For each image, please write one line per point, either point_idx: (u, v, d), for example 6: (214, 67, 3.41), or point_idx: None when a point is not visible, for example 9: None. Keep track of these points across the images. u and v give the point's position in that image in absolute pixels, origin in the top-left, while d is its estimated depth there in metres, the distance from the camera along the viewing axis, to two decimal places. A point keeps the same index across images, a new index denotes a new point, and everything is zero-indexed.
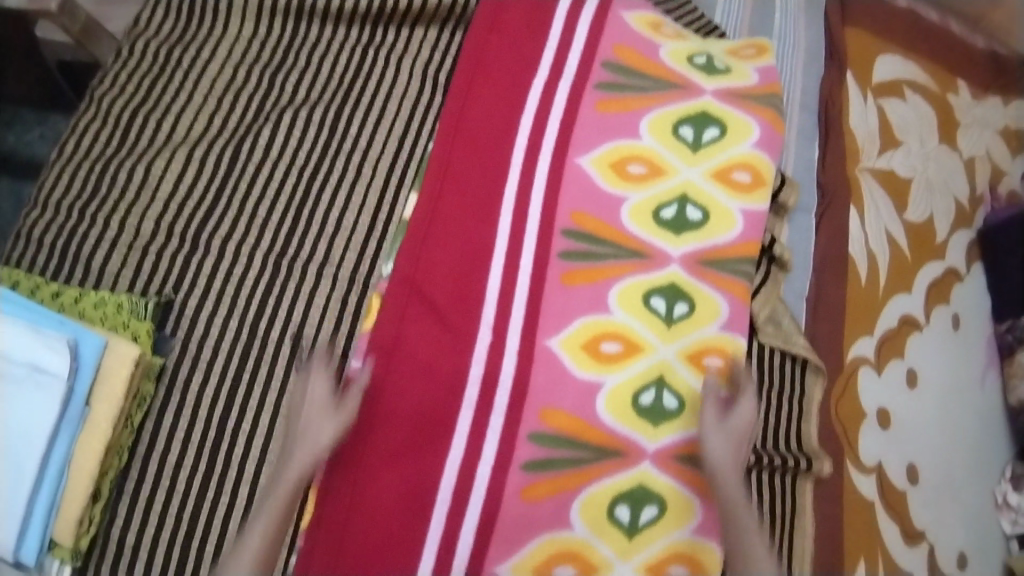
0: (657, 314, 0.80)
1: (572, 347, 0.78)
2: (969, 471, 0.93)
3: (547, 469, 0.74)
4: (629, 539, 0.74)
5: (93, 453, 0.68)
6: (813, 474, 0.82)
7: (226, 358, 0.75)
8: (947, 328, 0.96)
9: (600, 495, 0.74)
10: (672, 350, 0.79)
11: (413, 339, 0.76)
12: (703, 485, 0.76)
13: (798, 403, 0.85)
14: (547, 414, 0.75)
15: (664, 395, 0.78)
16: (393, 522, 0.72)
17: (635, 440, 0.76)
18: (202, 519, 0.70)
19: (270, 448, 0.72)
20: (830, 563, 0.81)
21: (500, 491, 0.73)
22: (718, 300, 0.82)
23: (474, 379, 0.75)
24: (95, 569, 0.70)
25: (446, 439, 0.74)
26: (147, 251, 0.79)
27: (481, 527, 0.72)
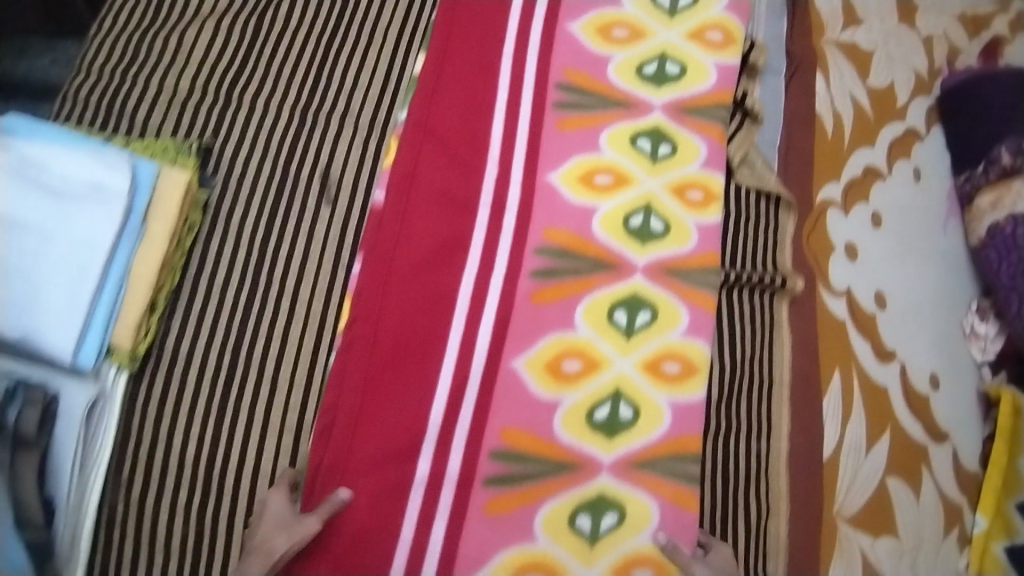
0: (643, 152, 0.90)
1: (570, 179, 0.88)
2: (935, 303, 1.02)
3: (551, 277, 0.84)
4: (627, 338, 0.84)
5: (153, 263, 0.77)
6: (788, 293, 0.92)
7: (264, 191, 0.84)
8: (909, 178, 1.06)
9: (600, 300, 0.84)
10: (657, 182, 0.90)
11: (429, 172, 0.85)
12: (688, 293, 0.86)
13: (774, 234, 0.94)
14: (549, 231, 0.85)
15: (651, 219, 0.88)
16: (417, 326, 0.81)
17: (626, 256, 0.86)
18: (250, 327, 0.80)
19: (306, 267, 0.82)
20: (808, 369, 0.91)
21: (512, 296, 0.83)
22: (699, 142, 0.92)
23: (485, 204, 0.85)
24: (151, 373, 0.78)
25: (461, 255, 0.83)
26: (186, 106, 0.88)
27: (497, 327, 0.82)
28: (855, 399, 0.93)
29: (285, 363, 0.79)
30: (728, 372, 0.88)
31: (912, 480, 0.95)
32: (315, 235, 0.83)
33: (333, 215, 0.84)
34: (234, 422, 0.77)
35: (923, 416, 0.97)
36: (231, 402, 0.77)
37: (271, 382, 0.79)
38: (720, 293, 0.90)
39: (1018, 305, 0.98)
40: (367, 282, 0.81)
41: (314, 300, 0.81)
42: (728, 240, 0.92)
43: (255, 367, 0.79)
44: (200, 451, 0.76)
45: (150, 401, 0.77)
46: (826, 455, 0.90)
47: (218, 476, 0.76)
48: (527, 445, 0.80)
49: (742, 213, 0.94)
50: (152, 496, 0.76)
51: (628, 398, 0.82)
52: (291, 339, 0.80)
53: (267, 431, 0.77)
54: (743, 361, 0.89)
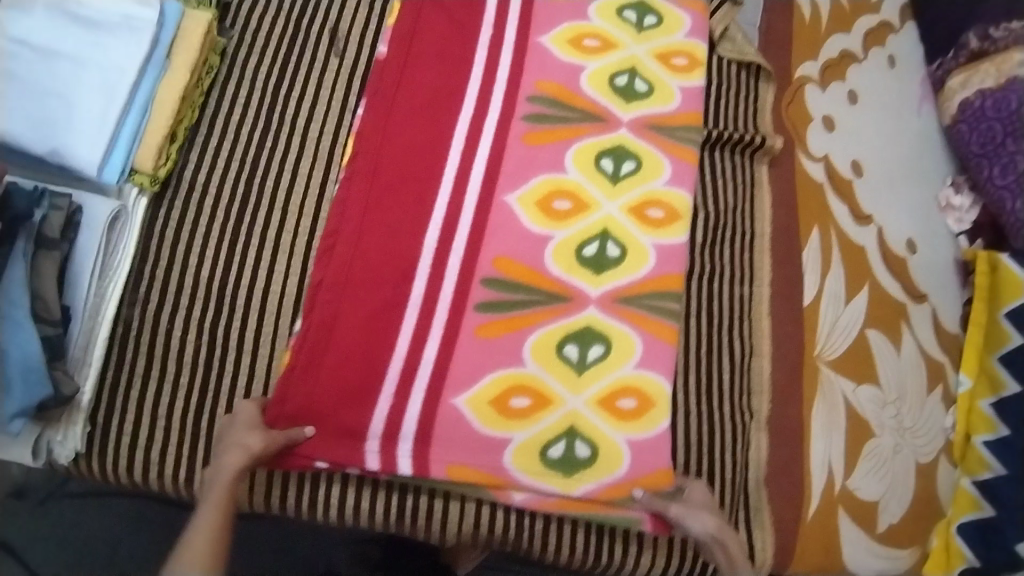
0: (629, 22, 0.98)
1: (559, 42, 0.94)
2: (911, 176, 1.07)
3: (542, 125, 0.90)
4: (613, 184, 0.90)
5: (174, 94, 0.85)
6: (768, 154, 0.99)
7: (276, 44, 0.93)
8: (884, 64, 1.12)
9: (588, 148, 0.90)
10: (642, 48, 0.96)
11: (428, 29, 0.92)
12: (670, 147, 0.93)
13: (753, 103, 1.01)
14: (541, 85, 0.92)
15: (636, 80, 0.95)
16: (413, 160, 0.87)
17: (611, 111, 0.92)
18: (265, 160, 0.88)
19: (315, 109, 0.91)
20: (786, 223, 0.97)
21: (505, 140, 0.89)
22: (682, 16, 1.00)
23: (480, 61, 0.92)
24: (171, 196, 0.86)
25: (457, 101, 0.90)
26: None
27: (490, 165, 0.88)
28: (833, 254, 0.98)
29: (294, 193, 0.87)
30: (711, 222, 0.94)
31: (892, 333, 0.99)
32: (324, 82, 0.92)
33: (341, 64, 0.93)
34: (248, 241, 0.85)
35: (901, 275, 1.02)
36: (246, 224, 0.86)
37: (282, 208, 0.87)
38: (702, 151, 0.96)
39: (989, 171, 1.04)
40: (369, 121, 0.88)
41: (322, 137, 0.90)
42: (710, 104, 0.98)
43: (268, 194, 0.87)
44: (215, 267, 0.84)
45: (168, 222, 0.85)
46: (807, 301, 0.95)
47: (231, 285, 0.84)
48: (519, 274, 0.85)
49: (723, 82, 1.00)
50: (168, 303, 0.83)
51: (615, 238, 0.88)
52: (302, 172, 0.88)
53: (279, 252, 0.85)
54: (724, 212, 0.95)
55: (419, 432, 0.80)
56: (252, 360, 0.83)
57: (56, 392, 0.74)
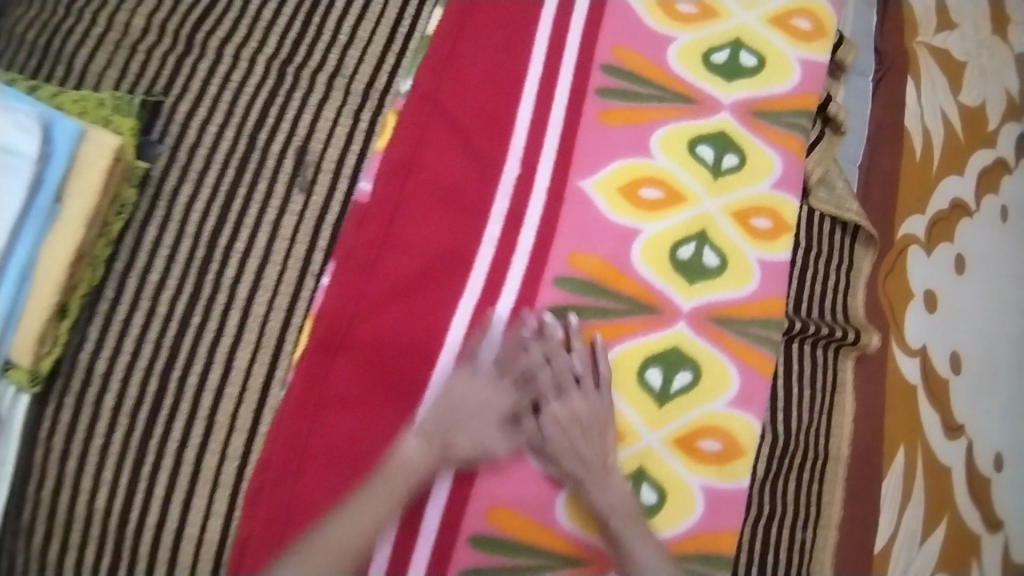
0: (704, 163, 0.73)
1: (607, 189, 0.70)
2: (1011, 370, 0.87)
3: (572, 317, 0.66)
4: (659, 406, 0.68)
5: (63, 258, 0.58)
6: (859, 349, 0.77)
7: (221, 167, 0.65)
8: (996, 218, 0.90)
9: (632, 353, 0.68)
10: (716, 204, 0.72)
11: (429, 165, 0.68)
12: (740, 350, 0.70)
13: (847, 275, 0.78)
14: (575, 258, 0.68)
15: (704, 251, 0.71)
16: (395, 359, 0.63)
17: (669, 297, 0.69)
18: (188, 345, 0.61)
19: (266, 273, 0.63)
20: (868, 446, 0.77)
21: (518, 338, 0.65)
22: (773, 157, 0.75)
23: (496, 215, 0.67)
24: (60, 399, 0.60)
25: (461, 280, 0.65)
26: (133, 43, 0.69)
27: (496, 373, 0.65)
28: (916, 482, 0.78)
29: (227, 401, 0.61)
30: (780, 449, 0.72)
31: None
32: (282, 228, 0.65)
33: (306, 204, 0.65)
34: (155, 469, 0.60)
35: (981, 501, 0.84)
36: (155, 443, 0.60)
37: (207, 421, 0.60)
38: (784, 343, 0.74)
39: None
40: (338, 300, 0.63)
41: (271, 316, 0.63)
42: (794, 281, 0.75)
43: (189, 400, 0.61)
44: (112, 507, 0.59)
45: (57, 436, 0.60)
46: (878, 548, 0.76)
47: (132, 536, 0.59)
48: (522, 530, 0.64)
49: (812, 244, 0.77)
50: (53, 551, 0.59)
51: (652, 480, 0.67)
52: (239, 365, 0.61)
53: (198, 483, 0.60)
54: (797, 435, 0.74)
55: None
56: None
57: None
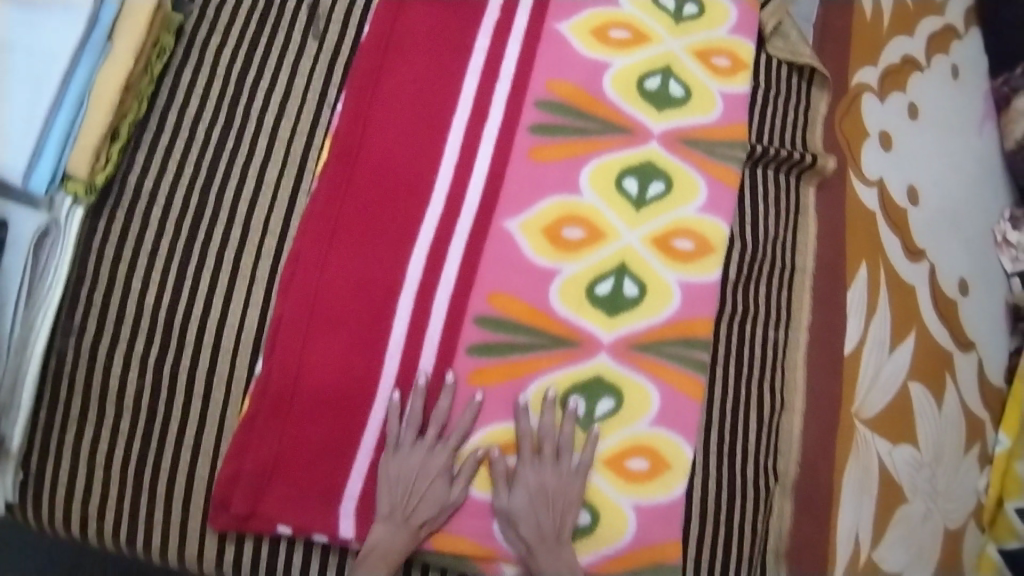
0: (666, 11, 0.83)
1: (582, 31, 0.81)
2: (970, 206, 0.95)
3: (554, 134, 0.77)
4: (636, 210, 0.76)
5: (117, 82, 0.69)
6: (817, 175, 0.85)
7: (244, 21, 0.78)
8: (947, 74, 0.99)
9: (610, 165, 0.77)
10: (679, 43, 0.82)
11: (418, 16, 0.79)
12: (706, 165, 0.79)
13: (804, 113, 0.87)
14: (553, 85, 0.78)
15: (670, 83, 0.81)
16: (399, 171, 0.74)
17: (640, 120, 0.79)
18: (225, 161, 0.73)
19: (290, 104, 0.75)
20: (832, 260, 0.85)
21: (509, 148, 0.76)
22: (728, 6, 0.85)
23: (480, 51, 0.79)
24: (112, 206, 0.71)
25: (452, 103, 0.76)
26: None
27: (489, 183, 0.75)
28: (881, 295, 0.86)
29: (261, 205, 0.72)
30: (748, 258, 0.81)
31: (936, 387, 0.88)
32: (300, 69, 0.77)
33: (321, 47, 0.78)
34: (199, 266, 0.70)
35: (949, 322, 0.90)
36: (198, 243, 0.70)
37: (243, 226, 0.71)
38: (745, 168, 0.83)
39: None
40: (347, 117, 0.74)
41: (295, 138, 0.74)
42: (754, 116, 0.84)
43: (227, 204, 0.71)
44: (160, 298, 0.69)
45: (108, 241, 0.70)
46: (847, 351, 0.83)
47: (180, 322, 0.69)
48: (519, 312, 0.72)
49: (771, 85, 0.86)
50: (105, 339, 0.68)
51: (634, 275, 0.75)
52: (268, 179, 0.73)
53: (237, 277, 0.70)
54: (764, 246, 0.82)
55: (402, 499, 0.68)
56: (203, 406, 0.68)
57: None
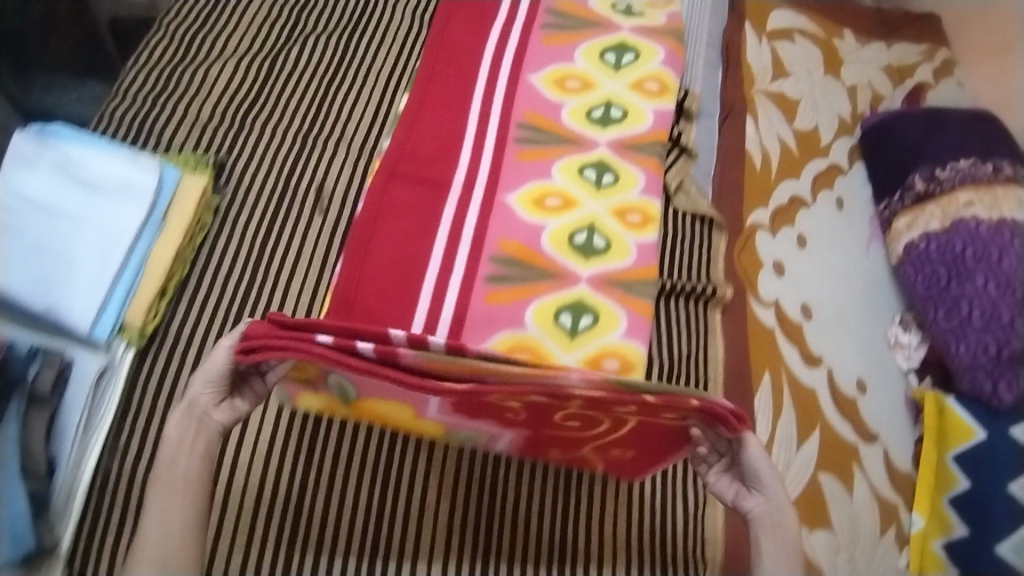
0: (589, 180, 1.04)
1: (523, 200, 1.02)
2: (861, 315, 1.13)
3: (502, 282, 0.96)
4: (571, 339, 0.94)
5: (167, 253, 0.92)
6: (720, 302, 1.05)
7: (265, 203, 1.01)
8: (833, 207, 1.20)
9: (548, 304, 0.96)
10: (600, 206, 1.03)
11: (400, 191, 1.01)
12: (626, 301, 0.98)
13: (708, 251, 1.08)
14: (502, 243, 0.99)
15: (593, 237, 1.01)
16: (384, 316, 0.93)
17: (570, 268, 0.99)
18: (246, 312, 0.94)
19: (299, 265, 0.98)
20: (740, 371, 1.02)
21: (469, 296, 0.95)
22: (638, 174, 1.07)
23: (446, 219, 1.00)
24: (156, 349, 0.91)
25: (424, 263, 0.97)
26: (206, 128, 1.05)
27: (454, 325, 0.94)
28: (785, 399, 1.03)
29: None
30: (667, 367, 0.99)
31: (844, 475, 1.03)
32: (307, 239, 1.00)
33: (324, 221, 1.01)
34: None
35: (850, 416, 1.07)
36: None
37: None
38: (658, 301, 1.02)
39: (934, 313, 1.08)
40: (345, 275, 0.95)
41: (302, 292, 0.96)
42: (664, 256, 1.05)
43: None
44: None
45: (151, 376, 0.90)
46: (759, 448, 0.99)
47: None
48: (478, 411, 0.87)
49: (675, 231, 1.08)
50: (146, 453, 0.87)
51: None
52: None
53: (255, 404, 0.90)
54: (678, 358, 1.00)
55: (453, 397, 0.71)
56: (223, 510, 0.85)
57: (37, 544, 0.78)
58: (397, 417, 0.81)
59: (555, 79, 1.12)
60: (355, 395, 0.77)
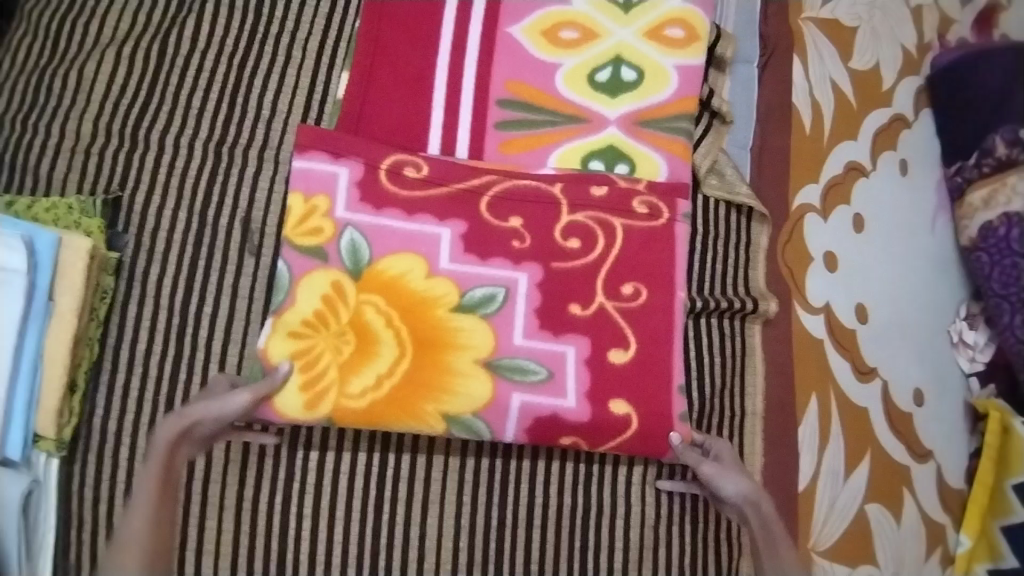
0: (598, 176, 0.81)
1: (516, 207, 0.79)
2: (920, 311, 0.96)
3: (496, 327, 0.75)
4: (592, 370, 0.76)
5: (64, 345, 0.69)
6: (761, 315, 0.87)
7: (181, 246, 0.76)
8: (896, 172, 0.98)
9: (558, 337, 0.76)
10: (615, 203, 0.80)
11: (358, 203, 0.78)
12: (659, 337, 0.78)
13: (745, 250, 0.89)
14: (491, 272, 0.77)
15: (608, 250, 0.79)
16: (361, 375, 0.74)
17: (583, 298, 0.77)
18: (180, 397, 0.73)
19: (234, 328, 0.75)
20: (783, 398, 0.86)
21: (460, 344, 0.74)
22: (659, 161, 0.83)
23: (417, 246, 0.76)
24: (82, 458, 0.72)
25: None
26: (90, 153, 0.79)
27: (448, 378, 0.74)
28: (833, 425, 0.88)
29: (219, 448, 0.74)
30: (697, 409, 0.82)
31: (895, 503, 0.91)
32: (240, 290, 0.76)
33: (258, 265, 0.77)
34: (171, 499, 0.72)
35: (906, 436, 0.92)
36: None
37: None
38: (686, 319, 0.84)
39: (1010, 317, 0.91)
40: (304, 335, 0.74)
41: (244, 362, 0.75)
42: (693, 266, 0.86)
43: None
44: None
45: (85, 484, 0.72)
46: (801, 487, 0.85)
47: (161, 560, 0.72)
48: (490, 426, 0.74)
49: (709, 228, 0.87)
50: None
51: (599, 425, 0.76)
52: None
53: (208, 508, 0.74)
54: (711, 398, 0.83)
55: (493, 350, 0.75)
56: None
57: None
58: (412, 282, 0.75)
59: (545, 31, 0.85)
60: (368, 254, 0.75)
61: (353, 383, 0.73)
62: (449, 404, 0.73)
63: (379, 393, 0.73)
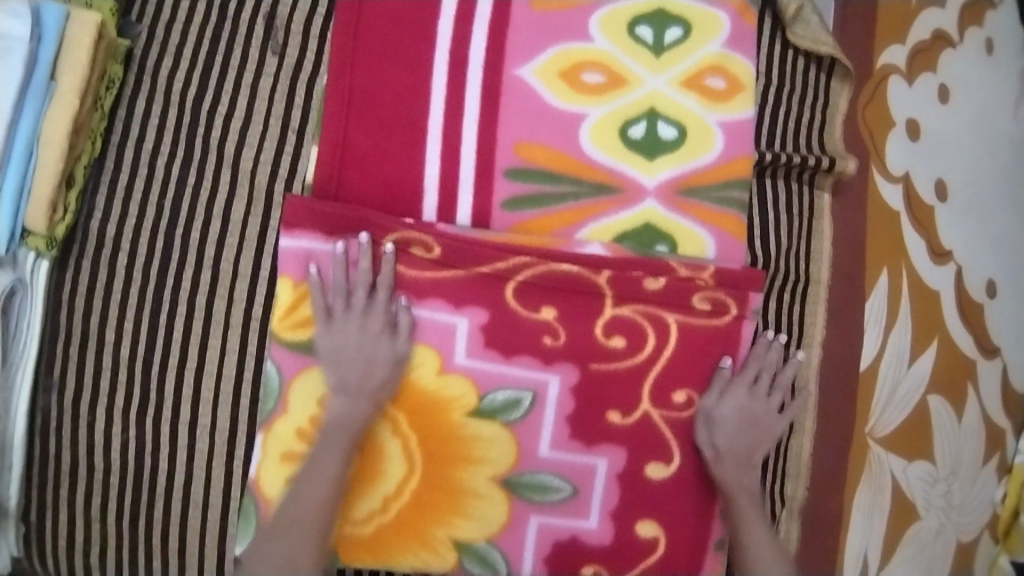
0: (644, 43, 0.73)
1: (548, 75, 0.72)
2: (1001, 196, 0.88)
3: (532, 206, 0.71)
4: (649, 220, 0.71)
5: (62, 128, 0.67)
6: (835, 175, 0.78)
7: (197, 40, 0.73)
8: (981, 50, 0.90)
9: (607, 229, 0.71)
10: (663, 79, 0.73)
11: (361, 135, 0.70)
12: (707, 215, 0.72)
13: (822, 110, 0.79)
14: (522, 148, 0.71)
15: (658, 126, 0.72)
16: (374, 162, 0.70)
17: (630, 176, 0.71)
18: (187, 202, 0.70)
19: (249, 133, 0.71)
20: (849, 269, 0.79)
21: (488, 209, 0.71)
22: (719, 16, 0.75)
23: (438, 90, 0.71)
24: (76, 257, 0.70)
25: (418, 142, 0.70)
26: None
27: (476, 217, 0.71)
28: (902, 304, 0.80)
29: (229, 249, 0.70)
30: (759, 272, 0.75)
31: (958, 398, 0.83)
32: (260, 90, 0.72)
33: (280, 64, 0.73)
34: (172, 310, 0.69)
35: (975, 327, 0.85)
36: (167, 294, 0.69)
37: (213, 266, 0.69)
38: (752, 182, 0.75)
39: None
40: (323, 164, 0.70)
41: (258, 168, 0.71)
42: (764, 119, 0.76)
43: (192, 251, 0.69)
44: (134, 342, 0.69)
45: (76, 294, 0.70)
46: (863, 367, 0.78)
47: (156, 372, 0.69)
48: (539, 222, 0.71)
49: (787, 81, 0.78)
50: (84, 389, 0.70)
51: (662, 234, 0.72)
52: (235, 217, 0.70)
53: (210, 325, 0.69)
54: (775, 257, 0.75)
55: (477, 207, 0.71)
56: (190, 453, 0.69)
57: None
58: (422, 379, 0.69)
59: None
60: None
61: (359, 507, 0.69)
62: (463, 528, 0.70)
63: (386, 518, 0.69)
